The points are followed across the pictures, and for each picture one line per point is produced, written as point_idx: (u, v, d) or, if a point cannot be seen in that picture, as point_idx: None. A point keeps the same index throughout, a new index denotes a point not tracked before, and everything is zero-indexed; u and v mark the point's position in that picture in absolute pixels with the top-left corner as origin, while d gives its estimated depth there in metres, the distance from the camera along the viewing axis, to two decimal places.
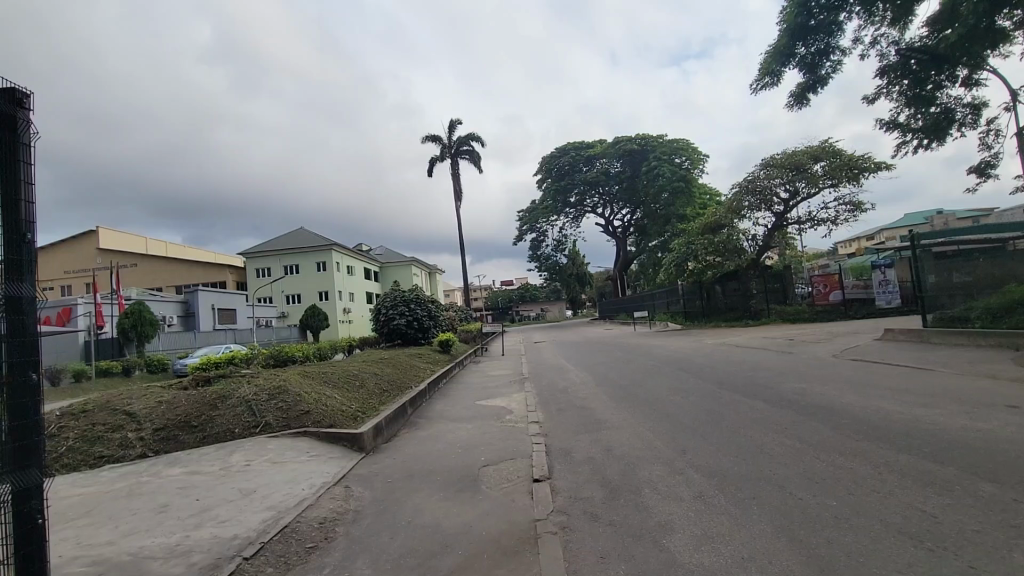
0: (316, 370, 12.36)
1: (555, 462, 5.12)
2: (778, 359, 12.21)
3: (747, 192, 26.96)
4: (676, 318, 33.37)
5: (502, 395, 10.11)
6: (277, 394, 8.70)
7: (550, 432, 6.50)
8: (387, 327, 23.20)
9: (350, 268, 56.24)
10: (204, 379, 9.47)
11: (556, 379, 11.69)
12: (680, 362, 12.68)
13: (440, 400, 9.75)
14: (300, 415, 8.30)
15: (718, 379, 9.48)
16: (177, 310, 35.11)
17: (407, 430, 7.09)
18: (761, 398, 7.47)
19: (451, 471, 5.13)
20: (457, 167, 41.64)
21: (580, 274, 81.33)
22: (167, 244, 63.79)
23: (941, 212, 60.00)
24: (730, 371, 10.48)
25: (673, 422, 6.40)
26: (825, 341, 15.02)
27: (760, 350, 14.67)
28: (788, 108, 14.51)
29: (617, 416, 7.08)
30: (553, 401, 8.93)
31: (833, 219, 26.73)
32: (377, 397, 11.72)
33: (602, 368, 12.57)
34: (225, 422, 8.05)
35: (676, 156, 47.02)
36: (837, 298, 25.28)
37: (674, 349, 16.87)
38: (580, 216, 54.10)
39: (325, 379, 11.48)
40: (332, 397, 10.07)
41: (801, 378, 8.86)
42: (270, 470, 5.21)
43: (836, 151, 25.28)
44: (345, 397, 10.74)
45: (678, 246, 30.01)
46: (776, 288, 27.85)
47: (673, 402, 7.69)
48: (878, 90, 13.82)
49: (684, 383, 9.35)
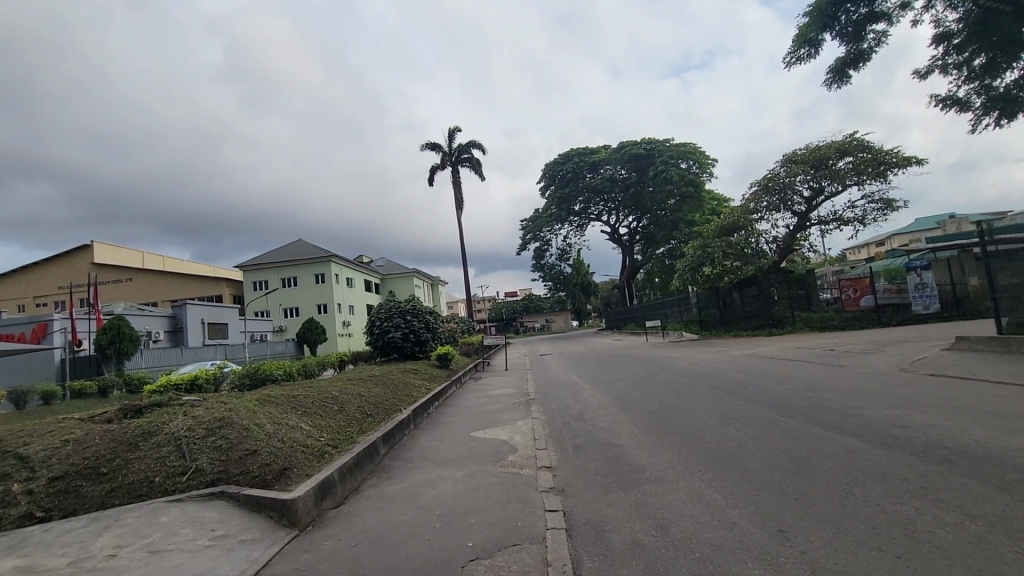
0: (286, 393, 10.54)
1: (582, 554, 3.28)
2: (830, 374, 10.24)
3: (766, 190, 25.18)
4: (691, 327, 31.27)
5: (504, 424, 8.26)
6: (218, 426, 6.89)
7: (567, 489, 4.67)
8: (383, 341, 21.44)
9: (349, 280, 54.55)
10: (134, 409, 7.62)
11: (569, 401, 9.82)
12: (712, 379, 10.71)
13: (426, 430, 7.91)
14: (243, 457, 6.47)
15: (773, 403, 7.56)
16: (165, 324, 33.37)
17: (373, 485, 5.22)
18: (849, 434, 5.55)
19: (417, 569, 3.27)
20: (458, 175, 40.22)
21: (585, 284, 79.53)
22: (165, 258, 62.44)
23: (953, 216, 58.19)
24: (780, 391, 8.53)
25: (745, 476, 4.51)
26: (876, 353, 13.01)
27: (800, 362, 12.76)
28: (827, 85, 12.72)
29: (655, 460, 5.23)
30: (567, 433, 7.02)
31: (860, 218, 24.74)
32: (356, 427, 9.93)
33: (620, 387, 10.64)
34: (145, 467, 6.22)
35: (684, 160, 45.25)
36: (868, 303, 23.49)
37: (699, 362, 15.01)
38: (584, 224, 52.39)
39: (295, 405, 9.69)
40: (295, 429, 8.24)
41: (884, 403, 6.90)
42: (137, 568, 3.36)
43: (864, 145, 23.39)
44: (317, 428, 8.92)
45: (692, 250, 27.99)
46: (800, 293, 25.95)
47: (726, 438, 5.82)
48: (933, 62, 12.17)
49: (731, 408, 7.45)
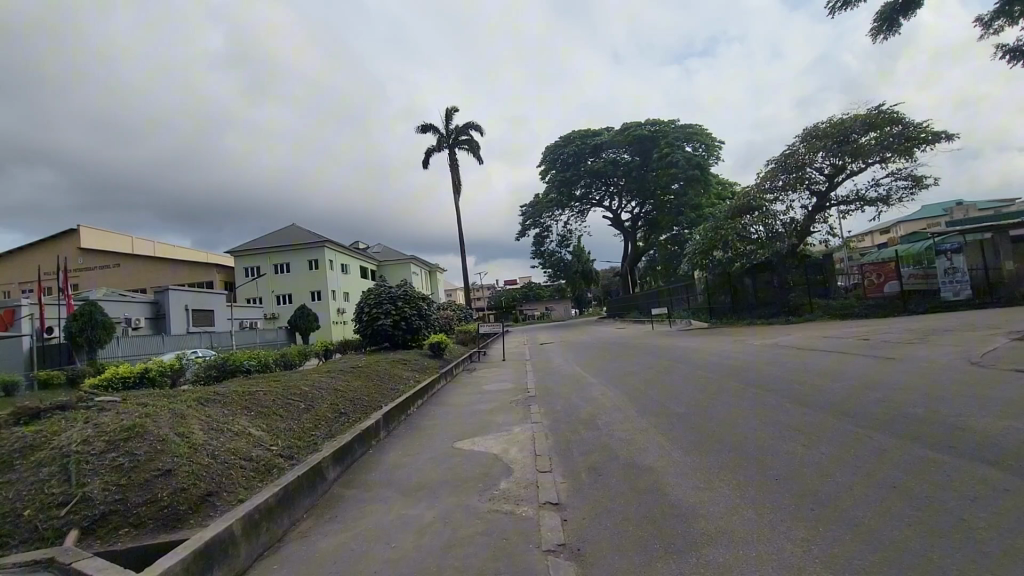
0: (242, 389, 8.92)
1: None
2: (884, 368, 8.68)
3: (783, 168, 23.45)
4: (700, 315, 29.72)
5: (498, 431, 6.69)
6: (122, 438, 5.28)
7: (589, 551, 3.09)
8: (371, 328, 19.86)
9: (344, 266, 52.84)
10: (30, 413, 6.00)
11: (576, 399, 8.25)
12: (743, 375, 9.13)
13: (400, 440, 6.35)
14: (150, 482, 4.90)
15: (837, 408, 5.99)
16: (146, 311, 31.83)
17: (306, 536, 3.65)
18: (975, 459, 3.97)
19: None
20: (455, 157, 38.41)
21: (585, 271, 78.03)
22: (155, 244, 60.66)
23: (961, 202, 56.84)
24: (838, 390, 6.96)
25: (862, 537, 2.93)
26: (922, 343, 11.44)
27: (836, 353, 11.21)
28: (874, 35, 11.01)
29: (710, 500, 3.66)
30: (577, 447, 5.44)
31: (884, 198, 23.04)
32: (323, 432, 8.35)
33: (636, 384, 9.09)
34: (13, 497, 4.64)
35: (690, 142, 43.33)
36: (893, 290, 22.02)
37: (718, 352, 13.52)
38: (585, 210, 50.65)
39: (249, 404, 8.09)
40: (239, 437, 6.65)
41: (989, 411, 5.29)
42: None
43: (891, 118, 21.60)
44: (270, 434, 7.33)
45: (702, 233, 26.29)
46: (817, 279, 24.27)
47: (797, 461, 4.29)
48: (1000, 6, 10.50)
49: (784, 414, 5.88)
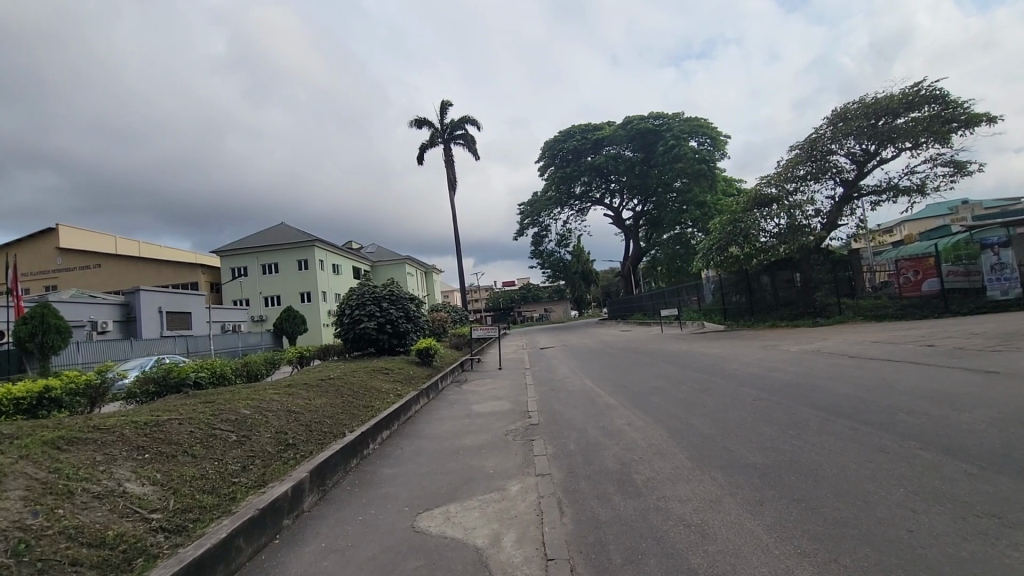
0: (149, 418, 6.64)
1: None
2: (1001, 387, 6.52)
3: (807, 155, 21.37)
4: (712, 316, 27.60)
5: (486, 491, 4.51)
6: None
7: None
8: (352, 332, 17.65)
9: (335, 266, 50.53)
10: None
11: (592, 434, 6.06)
12: (811, 396, 6.98)
13: (334, 513, 4.17)
14: None
15: (1019, 466, 3.78)
16: (115, 313, 29.61)
17: None
18: None
19: None
20: (449, 152, 36.21)
21: (585, 271, 75.95)
22: (139, 244, 58.11)
23: (967, 200, 55.10)
24: (983, 428, 4.78)
25: None
26: (1007, 351, 9.35)
27: (907, 364, 9.10)
28: None
29: None
30: (615, 541, 3.23)
31: (918, 188, 20.91)
32: (251, 476, 6.07)
33: (669, 409, 6.95)
34: None
35: (696, 135, 41.11)
36: (931, 289, 19.81)
37: (754, 362, 11.39)
38: (586, 208, 48.51)
39: (144, 443, 5.78)
40: (95, 503, 4.37)
41: None
42: None
43: (931, 97, 19.44)
44: (160, 489, 5.06)
45: (716, 226, 24.11)
46: (844, 277, 22.14)
47: None
48: None
49: (942, 480, 3.64)
